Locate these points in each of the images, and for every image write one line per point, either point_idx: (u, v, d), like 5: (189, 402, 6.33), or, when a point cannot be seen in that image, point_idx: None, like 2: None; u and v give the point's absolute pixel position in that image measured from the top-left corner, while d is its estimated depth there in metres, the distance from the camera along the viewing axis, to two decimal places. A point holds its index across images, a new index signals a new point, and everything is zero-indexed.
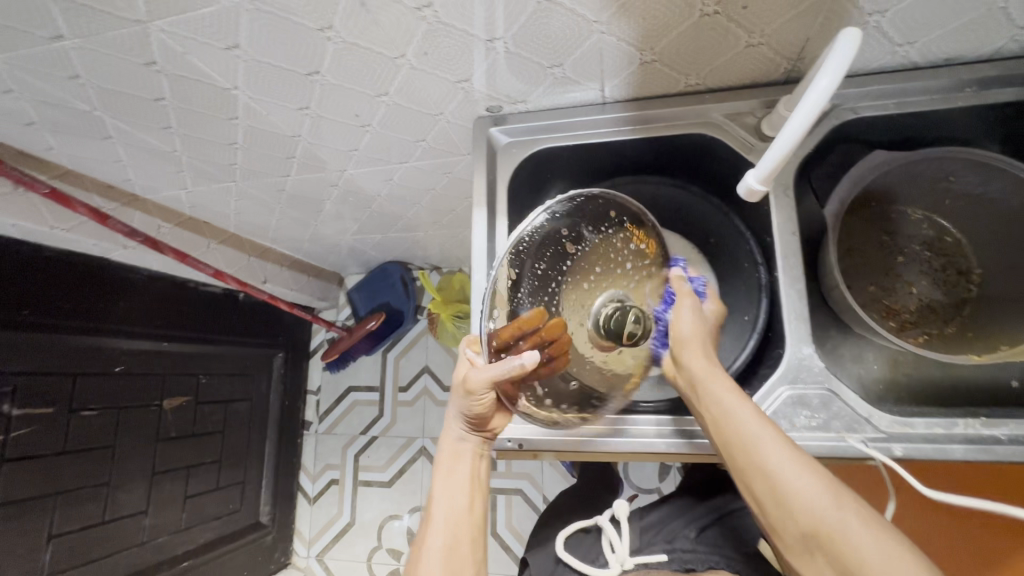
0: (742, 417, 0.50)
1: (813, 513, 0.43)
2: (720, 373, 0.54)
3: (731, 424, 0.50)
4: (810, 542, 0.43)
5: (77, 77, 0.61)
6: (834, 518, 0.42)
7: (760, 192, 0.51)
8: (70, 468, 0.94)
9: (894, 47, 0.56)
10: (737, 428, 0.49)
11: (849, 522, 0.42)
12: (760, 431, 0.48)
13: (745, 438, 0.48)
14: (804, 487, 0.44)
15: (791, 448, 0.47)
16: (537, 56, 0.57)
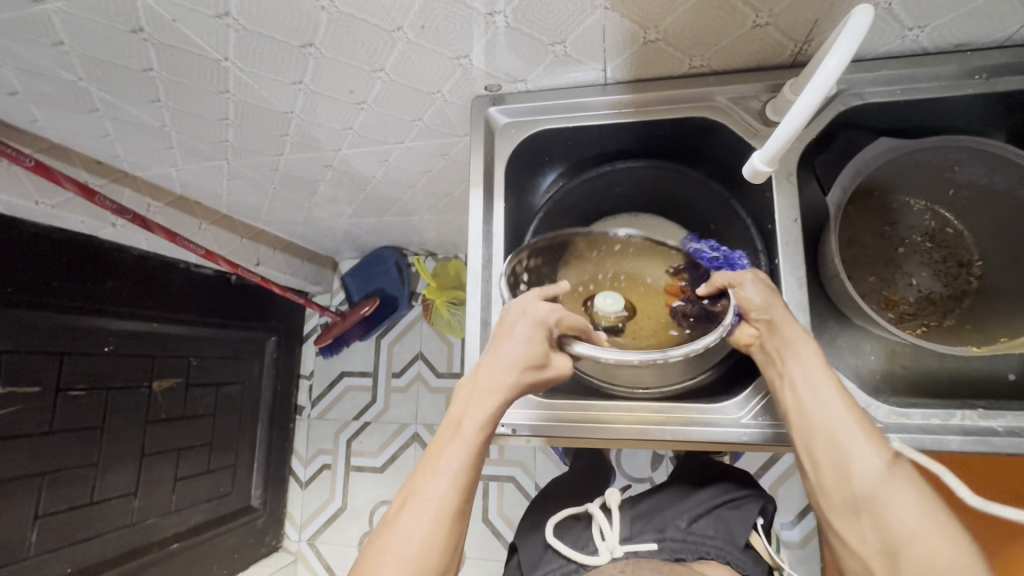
0: (825, 396, 0.50)
1: (872, 485, 0.45)
2: (808, 347, 0.53)
3: (813, 402, 0.50)
4: (857, 506, 0.46)
5: (61, 44, 0.59)
6: (892, 493, 0.44)
7: (764, 172, 0.51)
8: (58, 448, 0.92)
9: (904, 31, 0.54)
10: (818, 406, 0.50)
11: (906, 500, 0.44)
12: (841, 410, 0.49)
13: (825, 414, 0.49)
14: (868, 465, 0.46)
15: (867, 426, 0.48)
16: (538, 32, 0.56)
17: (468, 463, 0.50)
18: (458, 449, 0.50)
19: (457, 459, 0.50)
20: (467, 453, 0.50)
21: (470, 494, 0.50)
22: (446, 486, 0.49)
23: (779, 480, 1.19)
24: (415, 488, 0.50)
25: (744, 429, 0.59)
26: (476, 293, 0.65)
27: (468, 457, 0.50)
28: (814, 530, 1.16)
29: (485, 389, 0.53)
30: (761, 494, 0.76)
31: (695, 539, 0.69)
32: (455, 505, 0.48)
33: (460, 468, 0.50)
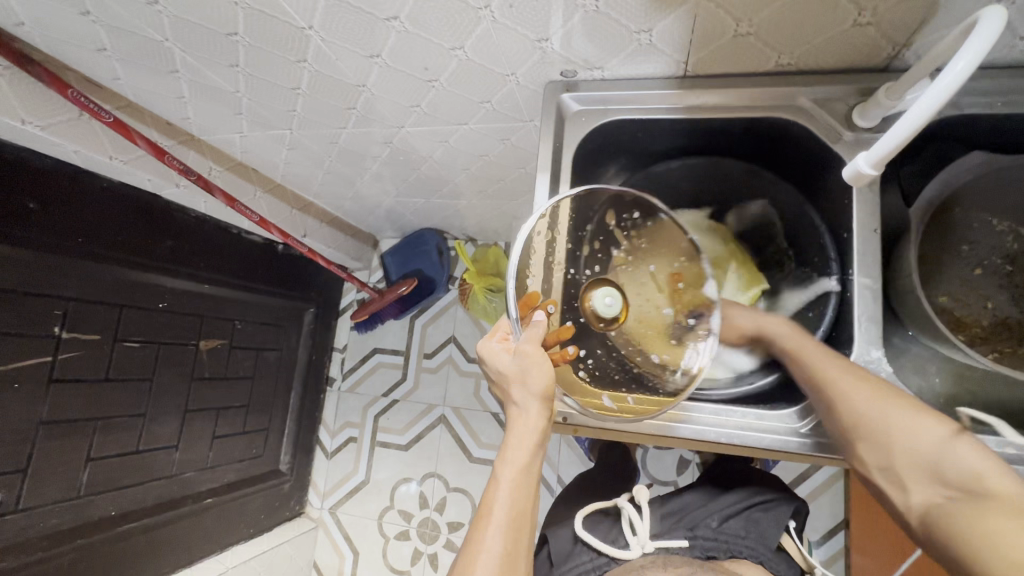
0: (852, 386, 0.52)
1: (914, 444, 0.48)
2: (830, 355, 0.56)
3: (844, 391, 0.53)
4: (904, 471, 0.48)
5: (154, 3, 0.60)
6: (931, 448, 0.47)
7: (869, 176, 0.48)
8: (112, 396, 0.96)
9: (1015, 40, 0.52)
10: (843, 393, 0.53)
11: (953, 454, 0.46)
12: (868, 395, 0.51)
13: (852, 404, 0.52)
14: (900, 427, 0.49)
15: (897, 402, 0.50)
16: (626, 18, 0.55)
17: (515, 503, 0.51)
18: (501, 491, 0.52)
19: (502, 504, 0.51)
20: (511, 491, 0.52)
21: (521, 533, 0.51)
22: (494, 533, 0.49)
23: (808, 497, 1.17)
24: (468, 544, 0.50)
25: (805, 439, 0.57)
26: None
27: (511, 498, 0.51)
28: (841, 551, 1.14)
29: (516, 429, 0.55)
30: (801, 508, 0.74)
31: (726, 538, 0.69)
32: (505, 548, 0.49)
33: (509, 510, 0.51)
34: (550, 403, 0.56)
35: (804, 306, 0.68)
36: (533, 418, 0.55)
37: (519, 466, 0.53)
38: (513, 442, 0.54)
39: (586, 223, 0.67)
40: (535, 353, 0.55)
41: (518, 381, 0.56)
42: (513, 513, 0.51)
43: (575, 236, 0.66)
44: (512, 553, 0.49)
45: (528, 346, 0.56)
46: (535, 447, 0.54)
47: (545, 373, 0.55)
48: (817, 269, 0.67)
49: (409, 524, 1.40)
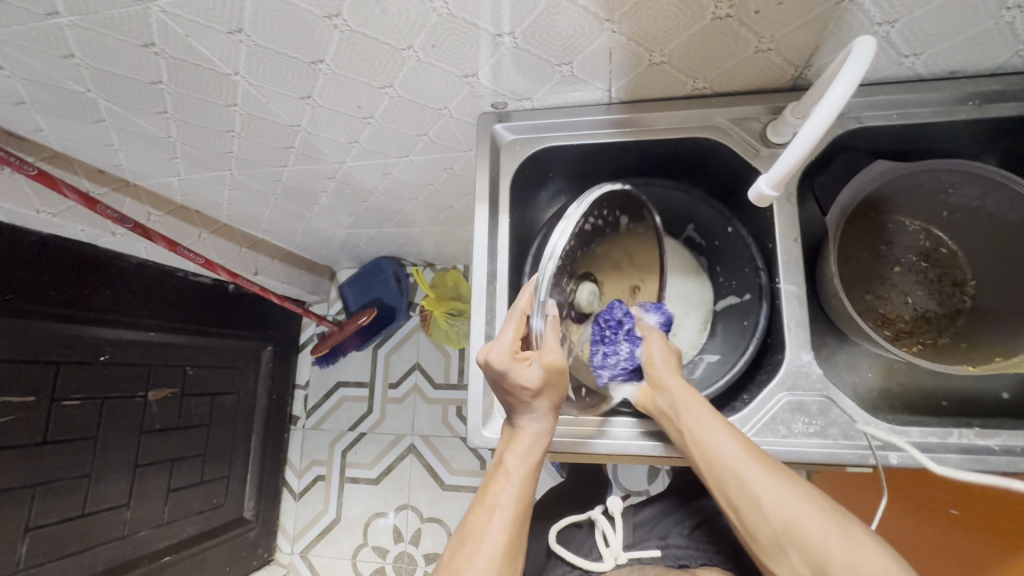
0: (735, 455, 0.50)
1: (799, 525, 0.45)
2: (721, 425, 0.53)
3: (720, 456, 0.51)
4: (794, 547, 0.46)
5: (71, 56, 0.59)
6: (804, 517, 0.46)
7: (771, 196, 0.51)
8: (52, 458, 0.91)
9: (901, 58, 0.56)
10: (723, 459, 0.51)
11: (818, 520, 0.45)
12: (748, 460, 0.50)
13: (736, 475, 0.50)
14: (770, 489, 0.48)
15: (774, 469, 0.49)
16: (547, 53, 0.57)
17: (520, 494, 0.53)
18: (508, 483, 0.53)
19: (507, 493, 0.52)
20: (518, 482, 0.53)
21: (523, 523, 0.52)
22: (499, 524, 0.50)
23: None
24: (472, 526, 0.51)
25: None
26: (480, 308, 0.66)
27: (518, 489, 0.53)
28: None
29: (525, 428, 0.56)
30: None
31: (698, 547, 0.68)
32: (508, 537, 0.50)
33: (513, 499, 0.52)
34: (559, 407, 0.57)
35: (740, 316, 0.69)
36: (543, 421, 0.56)
37: (526, 459, 0.55)
38: (521, 441, 0.56)
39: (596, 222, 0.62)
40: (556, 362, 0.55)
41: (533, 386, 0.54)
42: (517, 504, 0.52)
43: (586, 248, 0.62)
44: (513, 543, 0.50)
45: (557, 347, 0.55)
46: (540, 445, 0.56)
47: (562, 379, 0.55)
48: (746, 279, 0.68)
49: (385, 561, 1.36)
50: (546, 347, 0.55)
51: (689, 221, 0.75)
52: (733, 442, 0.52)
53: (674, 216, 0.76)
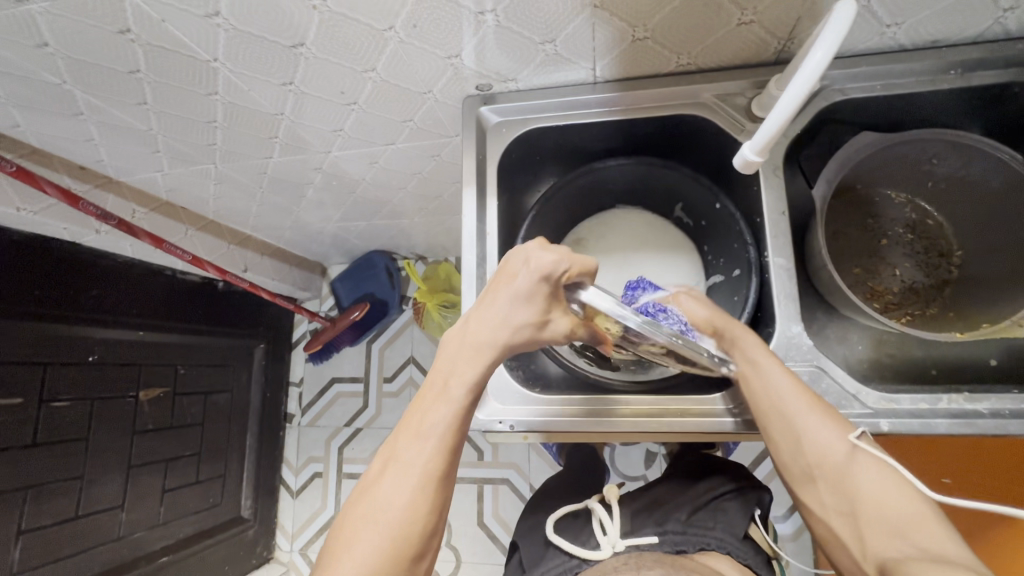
0: (796, 405, 0.53)
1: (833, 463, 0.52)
2: (777, 369, 0.55)
3: (775, 398, 0.54)
4: (825, 483, 0.52)
5: (45, 45, 0.58)
6: (846, 462, 0.51)
7: (756, 163, 0.52)
8: (43, 461, 0.90)
9: (882, 28, 0.56)
10: (776, 401, 0.54)
11: (862, 466, 0.51)
12: (808, 409, 0.53)
13: (792, 422, 0.53)
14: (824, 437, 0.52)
15: (829, 414, 0.53)
16: (530, 31, 0.57)
17: (454, 423, 0.51)
18: (443, 412, 0.51)
19: (442, 419, 0.51)
20: (454, 411, 0.52)
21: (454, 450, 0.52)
22: (415, 443, 0.51)
23: (770, 474, 1.20)
24: (399, 448, 0.51)
25: (739, 419, 0.59)
26: (471, 291, 0.65)
27: (451, 418, 0.51)
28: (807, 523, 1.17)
29: (471, 351, 0.53)
30: (760, 490, 0.74)
31: (695, 532, 0.67)
32: (435, 465, 0.50)
33: (446, 428, 0.51)
34: (520, 347, 0.55)
35: (731, 291, 0.69)
36: (489, 344, 0.53)
37: (468, 390, 0.52)
38: (463, 364, 0.53)
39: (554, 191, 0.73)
40: (540, 315, 0.53)
41: (499, 306, 0.54)
42: (450, 433, 0.51)
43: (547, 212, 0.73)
44: (443, 472, 0.50)
45: (538, 303, 0.53)
46: (482, 374, 0.53)
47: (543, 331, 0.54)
48: (736, 255, 0.68)
49: None
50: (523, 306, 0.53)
51: (677, 201, 0.75)
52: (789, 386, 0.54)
53: (662, 196, 0.76)
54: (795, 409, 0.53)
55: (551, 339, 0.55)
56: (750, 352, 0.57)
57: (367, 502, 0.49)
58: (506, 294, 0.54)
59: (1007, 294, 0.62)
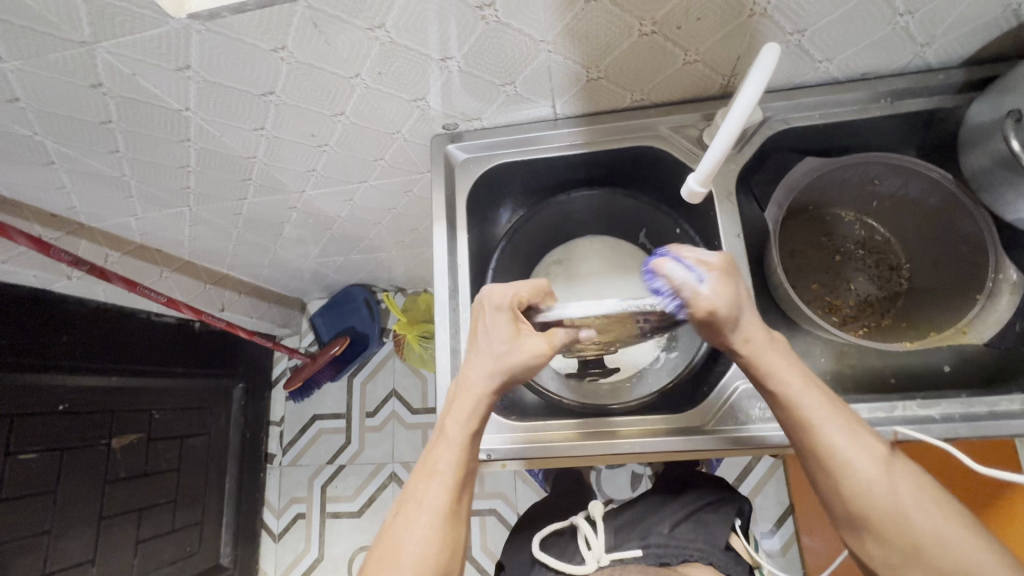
0: (837, 437, 0.48)
1: (889, 505, 0.46)
2: (813, 392, 0.50)
3: (823, 429, 0.48)
4: (870, 529, 0.47)
5: (16, 100, 0.59)
6: (895, 497, 0.46)
7: (701, 193, 0.54)
8: (8, 517, 0.87)
9: (816, 63, 0.61)
10: (823, 433, 0.48)
11: (909, 497, 0.46)
12: (850, 440, 0.48)
13: (842, 466, 0.47)
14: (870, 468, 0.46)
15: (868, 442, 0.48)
16: (490, 75, 0.60)
17: (460, 461, 0.51)
18: (447, 449, 0.51)
19: (448, 457, 0.51)
20: (459, 448, 0.51)
21: (464, 489, 0.51)
22: (434, 486, 0.50)
23: (755, 489, 1.21)
24: (411, 493, 0.50)
25: (709, 435, 0.61)
26: (444, 322, 0.67)
27: (456, 456, 0.51)
28: (793, 537, 1.17)
29: (464, 386, 0.53)
30: (739, 499, 0.75)
31: (679, 543, 0.67)
32: (449, 506, 0.49)
33: (454, 466, 0.50)
34: (511, 376, 0.53)
35: None
36: (479, 379, 0.53)
37: (467, 424, 0.52)
38: (460, 402, 0.53)
39: (521, 225, 0.76)
40: (514, 338, 0.53)
41: (482, 336, 0.54)
42: (457, 471, 0.50)
43: (514, 244, 0.76)
44: (453, 509, 0.49)
45: (509, 329, 0.53)
46: (479, 407, 0.52)
47: (522, 355, 0.52)
48: None
49: None
50: (494, 333, 0.53)
51: (641, 228, 0.78)
52: (830, 414, 0.49)
53: (627, 223, 0.79)
54: (835, 442, 0.48)
55: (532, 361, 0.52)
56: (781, 377, 0.50)
57: (389, 557, 0.47)
58: (480, 332, 0.54)
59: (952, 303, 0.66)
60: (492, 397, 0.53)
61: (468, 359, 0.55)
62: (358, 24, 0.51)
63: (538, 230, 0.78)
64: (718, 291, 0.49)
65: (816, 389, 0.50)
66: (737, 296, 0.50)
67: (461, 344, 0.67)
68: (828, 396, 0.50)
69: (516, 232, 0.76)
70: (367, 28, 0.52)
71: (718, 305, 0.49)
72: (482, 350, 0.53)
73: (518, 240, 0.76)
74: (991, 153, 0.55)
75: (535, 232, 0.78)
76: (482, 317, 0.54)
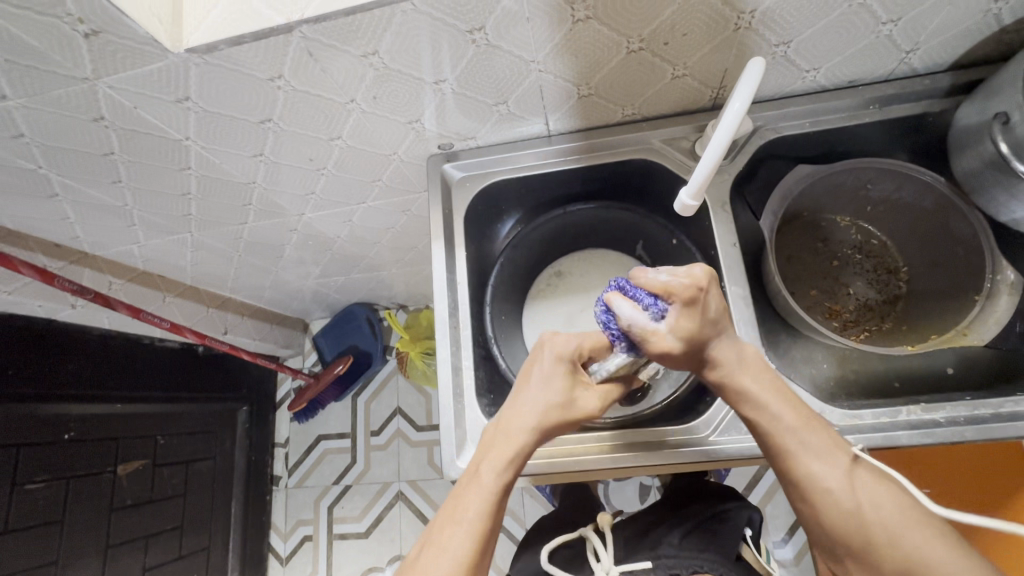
0: (815, 467, 0.47)
1: (873, 533, 0.44)
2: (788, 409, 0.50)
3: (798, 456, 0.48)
4: (857, 560, 0.45)
5: (21, 136, 0.61)
6: (874, 523, 0.44)
7: (693, 207, 0.54)
8: (14, 548, 0.87)
9: (803, 73, 0.62)
10: (792, 452, 0.48)
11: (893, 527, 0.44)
12: (828, 470, 0.47)
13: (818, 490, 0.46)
14: (850, 497, 0.45)
15: (849, 470, 0.47)
16: (483, 95, 0.61)
17: (490, 509, 0.47)
18: (479, 494, 0.48)
19: (479, 505, 0.47)
20: (490, 494, 0.48)
21: (489, 543, 0.46)
22: (462, 533, 0.45)
23: (765, 497, 1.20)
24: (435, 536, 0.46)
25: (714, 446, 0.61)
26: (445, 340, 0.68)
27: (489, 503, 0.47)
28: (806, 545, 1.16)
29: (507, 430, 0.51)
30: (749, 508, 0.74)
31: (689, 555, 0.65)
32: (472, 557, 0.44)
33: (482, 513, 0.47)
34: (559, 429, 0.52)
35: None
36: (525, 427, 0.51)
37: (504, 472, 0.49)
38: (498, 446, 0.50)
39: (518, 241, 0.76)
40: (567, 389, 0.53)
41: (536, 379, 0.54)
42: (486, 520, 0.46)
43: (512, 260, 0.77)
44: (478, 565, 0.44)
45: (565, 379, 0.53)
46: (519, 455, 0.50)
47: (573, 410, 0.52)
48: None
49: None
50: (551, 383, 0.53)
51: (638, 239, 0.79)
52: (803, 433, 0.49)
53: (624, 235, 0.80)
54: (812, 473, 0.47)
55: (580, 418, 0.53)
56: (758, 400, 0.50)
57: None
58: (534, 375, 0.54)
59: (951, 304, 0.66)
60: (532, 448, 0.51)
61: (516, 401, 0.53)
62: (353, 52, 0.52)
63: (535, 245, 0.78)
64: (676, 326, 0.50)
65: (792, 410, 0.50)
66: (699, 329, 0.50)
67: (462, 361, 0.67)
68: (805, 418, 0.49)
69: (513, 249, 0.76)
70: (362, 55, 0.53)
71: (674, 343, 0.50)
72: (535, 398, 0.53)
73: (515, 257, 0.77)
74: (981, 155, 0.56)
75: (533, 248, 0.79)
76: (541, 361, 0.55)
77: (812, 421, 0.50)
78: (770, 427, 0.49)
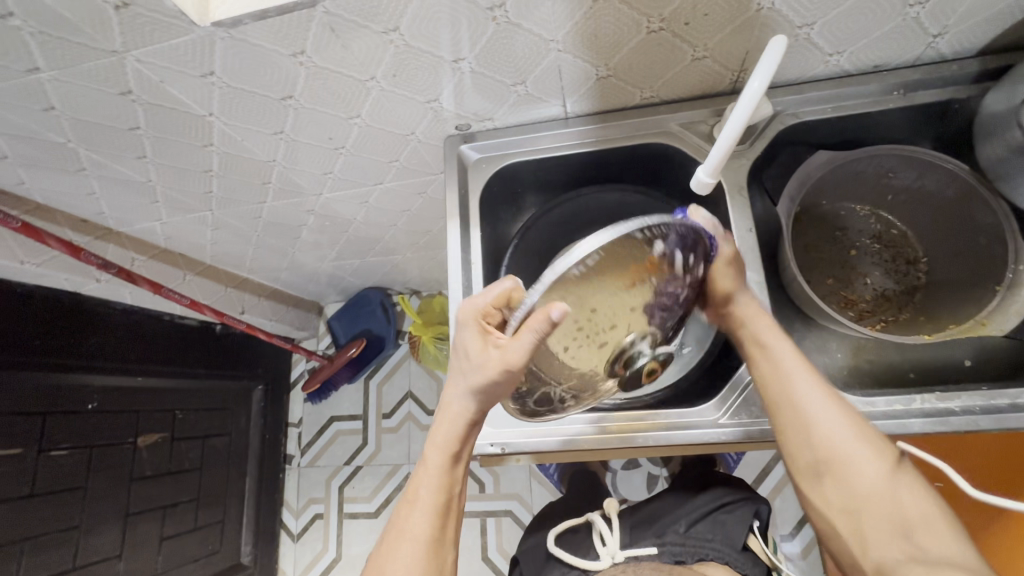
0: (821, 417, 0.54)
1: (864, 479, 0.52)
2: (795, 363, 0.56)
3: (809, 408, 0.54)
4: (830, 475, 0.54)
5: (52, 109, 0.62)
6: (851, 449, 0.53)
7: (710, 184, 0.54)
8: (40, 512, 0.90)
9: (826, 56, 0.61)
10: (801, 403, 0.55)
11: (863, 457, 0.52)
12: (833, 421, 0.53)
13: (821, 436, 0.53)
14: (850, 447, 0.53)
15: (842, 408, 0.54)
16: (501, 75, 0.61)
17: (440, 486, 0.57)
18: (429, 477, 0.57)
19: (429, 486, 0.57)
20: (440, 475, 0.57)
21: (447, 511, 0.57)
22: (419, 518, 0.56)
23: (774, 491, 1.19)
24: (399, 519, 0.57)
25: (724, 429, 0.61)
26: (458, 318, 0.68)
27: (439, 481, 0.57)
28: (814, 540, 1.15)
29: (448, 412, 0.58)
30: (758, 500, 0.72)
31: (695, 542, 0.66)
32: (430, 533, 0.55)
33: (435, 492, 0.57)
34: (488, 398, 0.55)
35: None
36: (461, 408, 0.57)
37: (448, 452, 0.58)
38: (444, 435, 0.58)
39: (529, 225, 0.77)
40: (477, 356, 0.53)
41: (459, 358, 0.56)
42: (438, 497, 0.57)
43: (523, 243, 0.78)
44: (437, 535, 0.56)
45: (474, 348, 0.53)
46: (462, 432, 0.58)
47: (483, 372, 0.52)
48: None
49: None
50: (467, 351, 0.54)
51: None
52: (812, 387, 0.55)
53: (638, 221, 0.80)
54: (818, 421, 0.54)
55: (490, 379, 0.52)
56: (776, 356, 0.57)
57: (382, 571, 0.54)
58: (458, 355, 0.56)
59: (971, 295, 0.65)
60: (474, 422, 0.58)
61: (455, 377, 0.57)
62: (374, 28, 0.53)
63: (550, 229, 0.79)
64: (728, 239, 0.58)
65: (805, 372, 0.56)
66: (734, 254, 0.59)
67: None
68: (815, 375, 0.56)
69: (525, 233, 0.77)
70: (382, 32, 0.53)
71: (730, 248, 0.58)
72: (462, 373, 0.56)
73: (527, 240, 0.78)
74: (1008, 142, 0.55)
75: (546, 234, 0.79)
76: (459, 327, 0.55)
77: (819, 378, 0.56)
78: (780, 377, 0.56)
